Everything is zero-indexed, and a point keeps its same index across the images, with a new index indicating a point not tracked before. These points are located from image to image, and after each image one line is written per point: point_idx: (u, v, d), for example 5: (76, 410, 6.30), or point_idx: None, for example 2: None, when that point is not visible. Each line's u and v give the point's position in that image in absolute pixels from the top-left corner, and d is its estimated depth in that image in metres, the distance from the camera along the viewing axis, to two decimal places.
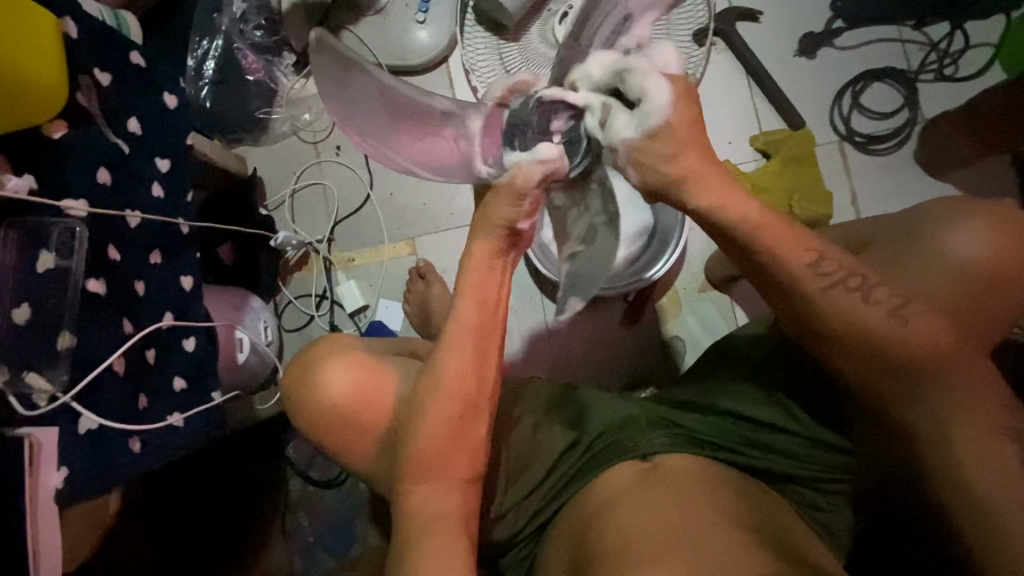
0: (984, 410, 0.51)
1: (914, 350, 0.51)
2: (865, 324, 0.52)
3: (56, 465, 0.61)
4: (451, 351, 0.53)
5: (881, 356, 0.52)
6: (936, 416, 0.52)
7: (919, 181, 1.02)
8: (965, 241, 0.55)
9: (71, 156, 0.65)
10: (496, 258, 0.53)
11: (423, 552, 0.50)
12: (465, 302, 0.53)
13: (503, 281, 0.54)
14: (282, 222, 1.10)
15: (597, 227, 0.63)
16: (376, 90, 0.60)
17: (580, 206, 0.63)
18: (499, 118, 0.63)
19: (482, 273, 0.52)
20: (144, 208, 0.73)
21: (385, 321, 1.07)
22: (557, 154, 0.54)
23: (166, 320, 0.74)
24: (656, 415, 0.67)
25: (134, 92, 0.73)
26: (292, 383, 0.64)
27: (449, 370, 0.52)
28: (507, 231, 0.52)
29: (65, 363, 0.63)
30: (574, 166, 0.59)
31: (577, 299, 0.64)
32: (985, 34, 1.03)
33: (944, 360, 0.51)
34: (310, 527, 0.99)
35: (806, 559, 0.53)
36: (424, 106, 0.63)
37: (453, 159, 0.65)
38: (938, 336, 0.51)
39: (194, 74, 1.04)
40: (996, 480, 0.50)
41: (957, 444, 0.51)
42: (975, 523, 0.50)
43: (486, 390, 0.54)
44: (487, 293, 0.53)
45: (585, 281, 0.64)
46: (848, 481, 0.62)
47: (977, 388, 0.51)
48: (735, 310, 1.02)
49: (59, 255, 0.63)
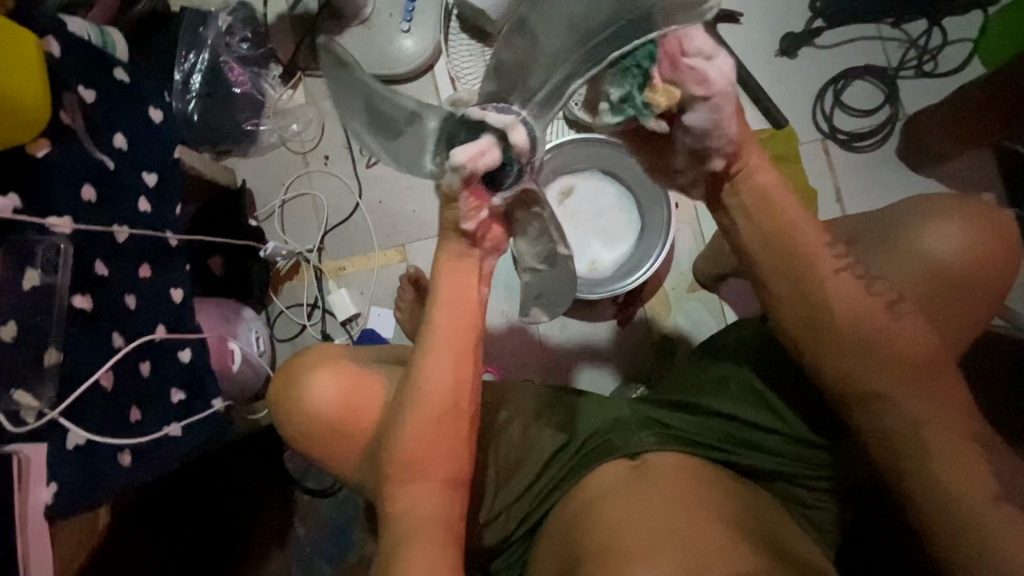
0: (953, 415, 0.51)
1: (885, 343, 0.51)
2: (857, 313, 0.52)
3: (45, 480, 0.61)
4: (431, 354, 0.53)
5: (867, 348, 0.51)
6: (904, 422, 0.51)
7: (902, 177, 1.03)
8: (939, 239, 0.55)
9: (59, 172, 0.66)
10: (461, 262, 0.54)
11: (405, 552, 0.50)
12: (439, 307, 0.54)
13: (473, 286, 0.54)
14: (273, 232, 1.11)
15: (555, 252, 0.59)
16: (362, 92, 0.55)
17: (535, 227, 0.57)
18: (446, 123, 0.54)
19: (458, 280, 0.54)
20: (132, 223, 0.74)
21: (376, 328, 1.08)
22: (472, 156, 0.49)
23: (159, 333, 0.75)
24: (644, 415, 0.68)
25: (121, 108, 0.74)
26: (276, 393, 0.65)
27: (431, 372, 0.53)
28: (462, 234, 0.52)
29: (52, 379, 0.63)
30: (505, 187, 0.51)
31: (540, 309, 0.70)
32: (964, 30, 1.04)
33: (923, 357, 0.51)
34: (305, 535, 0.99)
35: (801, 562, 0.53)
36: (394, 105, 0.55)
37: (408, 156, 0.56)
38: (906, 335, 0.51)
39: (180, 88, 1.03)
40: (964, 480, 0.49)
41: (931, 442, 0.50)
42: (943, 525, 0.50)
43: (467, 390, 0.54)
44: (462, 294, 0.54)
45: (549, 292, 0.66)
46: (830, 479, 0.63)
47: (930, 389, 0.51)
48: (724, 308, 1.03)
49: (45, 272, 0.63)
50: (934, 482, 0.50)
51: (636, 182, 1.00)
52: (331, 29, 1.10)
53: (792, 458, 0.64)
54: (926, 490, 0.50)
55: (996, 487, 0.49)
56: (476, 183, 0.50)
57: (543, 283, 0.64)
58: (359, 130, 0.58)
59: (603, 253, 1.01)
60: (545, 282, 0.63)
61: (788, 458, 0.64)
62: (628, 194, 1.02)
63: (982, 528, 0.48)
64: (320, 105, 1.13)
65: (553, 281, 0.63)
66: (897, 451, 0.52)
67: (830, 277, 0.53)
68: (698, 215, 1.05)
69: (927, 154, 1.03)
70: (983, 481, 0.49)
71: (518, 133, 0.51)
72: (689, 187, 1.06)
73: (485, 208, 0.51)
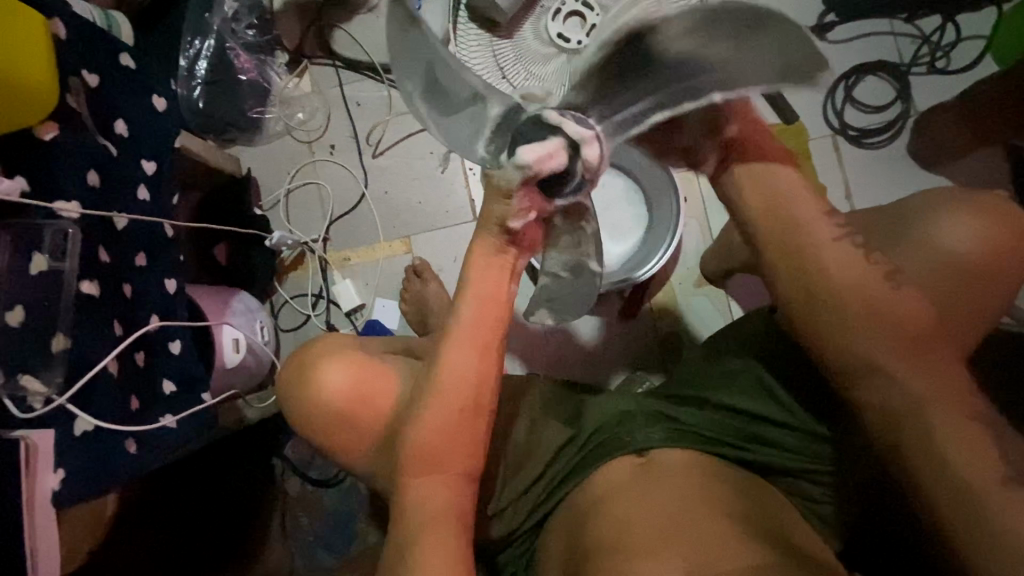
0: (956, 399, 0.50)
1: (889, 330, 0.52)
2: (860, 306, 0.53)
3: (53, 466, 0.61)
4: (454, 349, 0.52)
5: (863, 331, 0.53)
6: (907, 404, 0.51)
7: (911, 175, 1.03)
8: (956, 233, 0.54)
9: (65, 156, 0.65)
10: (495, 258, 0.52)
11: (419, 547, 0.50)
12: (467, 301, 0.52)
13: (505, 282, 0.53)
14: (277, 222, 1.10)
15: (581, 263, 0.61)
16: (428, 55, 0.53)
17: (570, 240, 0.58)
18: (514, 112, 0.53)
19: (485, 273, 0.52)
20: (132, 210, 0.72)
21: (381, 320, 1.07)
22: (541, 156, 0.47)
23: (152, 323, 0.73)
24: (652, 409, 0.66)
25: (127, 92, 0.73)
26: (287, 381, 0.65)
27: (453, 365, 0.52)
28: (504, 230, 0.51)
29: (60, 365, 0.62)
30: (561, 197, 0.50)
31: (547, 312, 0.68)
32: (977, 27, 1.04)
33: (926, 345, 0.51)
34: (308, 525, 0.99)
35: (803, 552, 0.53)
36: (457, 81, 0.55)
37: (462, 134, 0.56)
38: (910, 321, 0.52)
39: (185, 75, 1.02)
40: (971, 459, 0.48)
41: (937, 432, 0.50)
42: (945, 504, 0.49)
43: (488, 386, 0.53)
44: (487, 289, 0.52)
45: (566, 300, 0.67)
46: (832, 474, 0.63)
47: (937, 373, 0.51)
48: (731, 304, 1.02)
49: (52, 257, 0.63)
50: (938, 464, 0.49)
51: (645, 177, 0.99)
52: (340, 18, 1.11)
53: (800, 454, 0.64)
54: (926, 474, 0.50)
55: (1003, 467, 0.48)
56: (532, 184, 0.49)
57: (559, 291, 0.64)
58: (414, 93, 0.55)
59: (611, 247, 1.00)
60: (561, 291, 0.64)
61: (795, 453, 0.64)
62: (637, 188, 1.01)
63: (984, 507, 0.47)
64: (325, 94, 1.11)
65: (568, 290, 0.64)
66: (897, 432, 0.52)
67: (828, 261, 0.54)
68: (705, 210, 1.05)
69: (937, 151, 1.02)
70: (993, 463, 0.48)
71: (591, 150, 0.48)
72: (698, 182, 1.05)
73: (535, 212, 0.51)
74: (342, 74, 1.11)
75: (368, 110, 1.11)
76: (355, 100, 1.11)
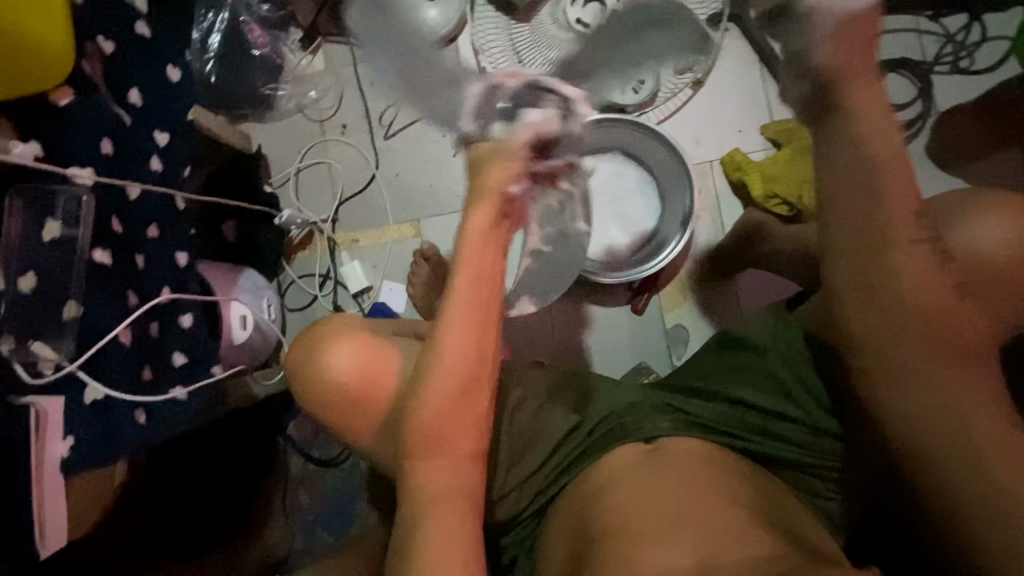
0: (991, 408, 0.51)
1: (937, 338, 0.51)
2: (883, 305, 0.52)
3: (62, 434, 0.60)
4: (452, 329, 0.52)
5: (905, 336, 0.52)
6: (949, 413, 0.51)
7: (929, 175, 1.01)
8: (986, 234, 0.53)
9: (79, 124, 0.64)
10: (490, 233, 0.53)
11: (427, 520, 0.50)
12: (464, 277, 0.52)
13: (494, 261, 0.53)
14: (287, 200, 1.09)
15: (565, 232, 0.75)
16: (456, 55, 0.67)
17: (554, 205, 0.66)
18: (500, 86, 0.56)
19: (477, 252, 0.52)
20: (143, 178, 0.72)
21: (387, 303, 1.06)
22: (543, 117, 0.54)
23: (164, 295, 0.74)
24: (659, 401, 0.67)
25: (139, 61, 0.73)
26: (296, 358, 0.65)
27: (455, 343, 0.52)
28: (503, 198, 0.52)
29: (70, 333, 0.62)
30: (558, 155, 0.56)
31: (529, 297, 0.82)
32: (1003, 27, 1.02)
33: (947, 346, 0.51)
34: (308, 505, 1.01)
35: (817, 548, 0.53)
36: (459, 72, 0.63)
37: (446, 111, 0.57)
38: (957, 331, 0.51)
39: (198, 46, 0.96)
40: (1012, 472, 0.48)
41: (962, 426, 0.50)
42: (980, 520, 0.49)
43: (490, 363, 0.54)
44: (484, 266, 0.52)
45: (535, 279, 0.80)
46: (840, 470, 0.63)
47: (976, 384, 0.51)
48: (740, 299, 1.01)
49: (65, 225, 0.63)
50: (977, 477, 0.49)
51: (658, 168, 0.99)
52: None
53: (807, 447, 0.63)
54: (962, 484, 0.50)
55: None
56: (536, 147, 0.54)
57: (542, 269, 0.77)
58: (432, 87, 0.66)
59: (621, 237, 1.00)
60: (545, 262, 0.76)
61: (803, 447, 0.63)
62: (650, 179, 1.00)
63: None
64: (339, 73, 1.11)
65: (545, 267, 0.79)
66: (936, 444, 0.51)
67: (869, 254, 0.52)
68: (719, 203, 1.04)
69: (956, 152, 1.01)
70: None
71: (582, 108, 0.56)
72: (711, 175, 1.04)
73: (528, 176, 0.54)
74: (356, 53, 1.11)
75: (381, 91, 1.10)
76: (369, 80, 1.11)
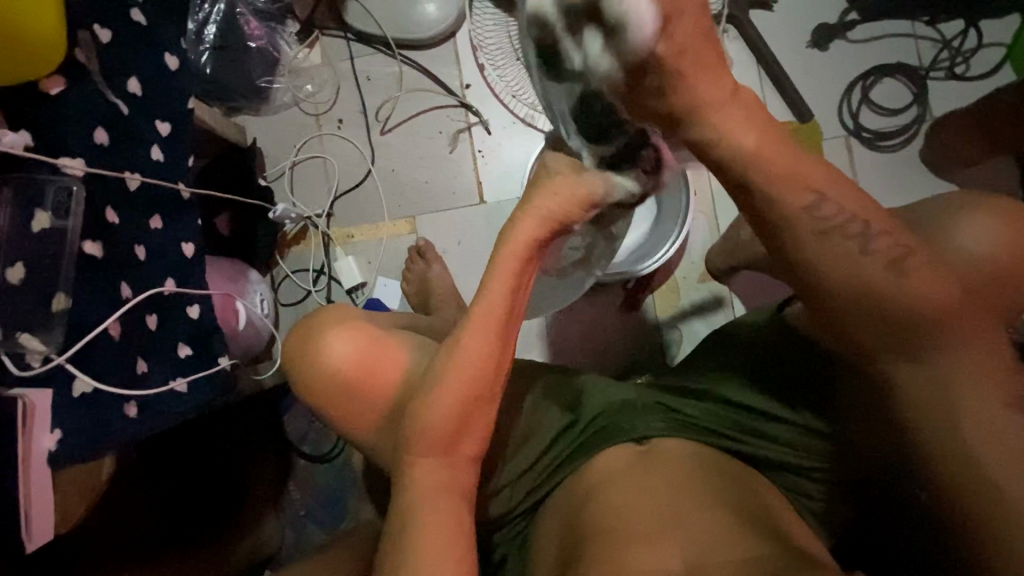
0: (983, 385, 0.50)
1: (912, 313, 0.49)
2: (873, 284, 0.49)
3: (49, 427, 0.60)
4: (472, 332, 0.52)
5: (883, 319, 0.50)
6: (934, 396, 0.51)
7: (923, 180, 1.02)
8: (974, 226, 0.52)
9: (68, 111, 0.64)
10: (535, 253, 0.53)
11: (421, 514, 0.50)
12: (499, 285, 0.52)
13: (528, 273, 0.54)
14: (281, 194, 1.09)
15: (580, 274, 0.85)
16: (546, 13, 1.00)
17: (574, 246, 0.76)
18: None
19: (517, 261, 0.52)
20: (143, 172, 0.71)
21: (382, 299, 1.06)
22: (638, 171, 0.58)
23: (167, 286, 0.72)
24: (652, 400, 0.67)
25: (136, 51, 0.72)
26: (292, 351, 0.64)
27: (471, 349, 0.52)
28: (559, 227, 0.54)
29: (60, 325, 0.62)
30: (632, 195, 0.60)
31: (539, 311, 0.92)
32: (998, 34, 1.03)
33: (943, 326, 0.49)
34: (300, 500, 1.00)
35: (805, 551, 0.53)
36: None
37: None
38: (938, 301, 0.49)
39: (194, 38, 0.97)
40: (1000, 452, 0.49)
41: (959, 411, 0.50)
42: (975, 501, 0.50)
43: (501, 374, 0.53)
44: (520, 277, 0.53)
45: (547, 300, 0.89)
46: (825, 469, 0.63)
47: (970, 363, 0.50)
48: (734, 300, 1.02)
49: (56, 216, 0.62)
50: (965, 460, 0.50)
51: None
52: None
53: (796, 447, 0.63)
54: (952, 469, 0.51)
55: None
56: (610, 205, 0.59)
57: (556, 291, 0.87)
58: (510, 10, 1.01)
59: None
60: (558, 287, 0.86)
61: (791, 446, 0.63)
62: None
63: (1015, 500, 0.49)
64: (336, 67, 1.10)
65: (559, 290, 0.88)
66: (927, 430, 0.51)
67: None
68: (715, 205, 1.05)
69: (950, 157, 1.01)
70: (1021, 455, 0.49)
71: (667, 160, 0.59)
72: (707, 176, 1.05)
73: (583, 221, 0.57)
74: (353, 47, 1.10)
75: (378, 85, 1.10)
76: (366, 74, 1.10)
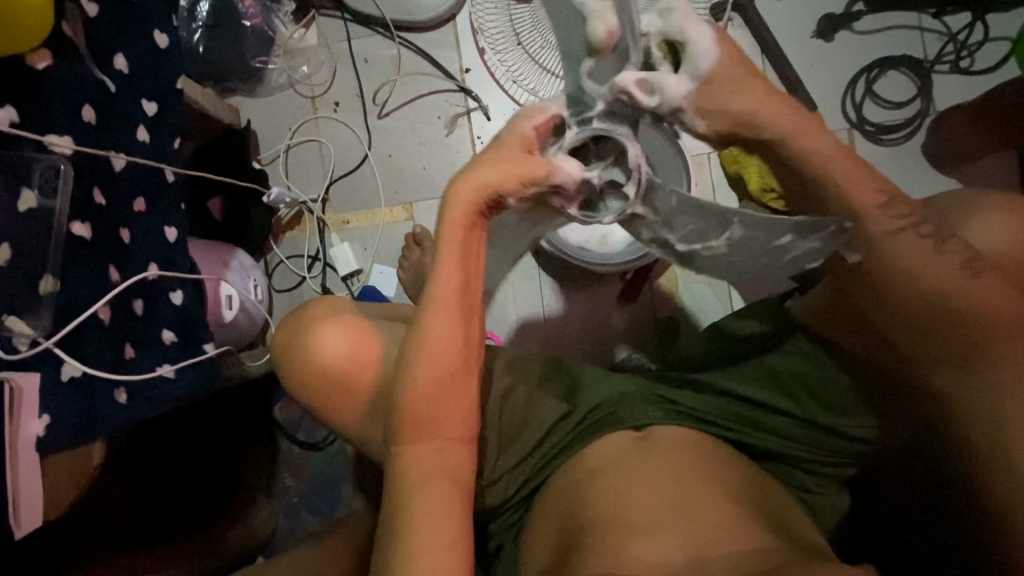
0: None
1: (967, 319, 0.50)
2: (927, 278, 0.51)
3: (37, 412, 0.58)
4: (434, 311, 0.51)
5: (934, 319, 0.51)
6: (981, 398, 0.52)
7: (925, 174, 1.01)
8: (993, 226, 0.52)
9: (56, 86, 0.61)
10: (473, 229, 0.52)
11: (415, 502, 0.50)
12: (444, 264, 0.51)
13: (473, 243, 0.52)
14: (276, 177, 1.06)
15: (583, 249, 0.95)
16: None
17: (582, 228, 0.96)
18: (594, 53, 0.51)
19: (457, 233, 0.51)
20: (131, 151, 0.69)
21: (378, 286, 1.05)
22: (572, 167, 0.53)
23: (151, 271, 0.71)
24: (651, 392, 0.66)
25: (126, 26, 0.70)
26: (281, 342, 0.63)
27: (434, 330, 0.51)
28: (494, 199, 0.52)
29: (48, 308, 0.60)
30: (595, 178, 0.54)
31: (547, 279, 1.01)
32: (1004, 28, 1.02)
33: (999, 332, 0.50)
34: (294, 487, 1.00)
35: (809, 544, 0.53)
36: None
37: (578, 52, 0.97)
38: (998, 307, 0.50)
39: (186, 15, 0.97)
40: None
41: (1006, 418, 0.51)
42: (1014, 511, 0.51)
43: (471, 350, 0.53)
44: (466, 250, 0.52)
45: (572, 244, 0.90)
46: (851, 465, 0.63)
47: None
48: (733, 293, 1.01)
49: (42, 194, 0.60)
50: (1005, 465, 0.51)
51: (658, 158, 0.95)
52: None
53: (811, 445, 0.63)
54: (995, 476, 0.52)
55: None
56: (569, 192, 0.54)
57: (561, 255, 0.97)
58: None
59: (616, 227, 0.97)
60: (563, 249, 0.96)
61: (802, 444, 0.63)
62: None
63: None
64: (333, 48, 1.08)
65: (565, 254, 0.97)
66: (971, 429, 0.53)
67: (897, 246, 0.51)
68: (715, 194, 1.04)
69: (952, 152, 1.01)
70: None
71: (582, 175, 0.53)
72: (707, 166, 1.04)
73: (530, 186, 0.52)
74: (350, 28, 1.08)
75: (376, 68, 1.07)
76: (363, 56, 1.08)
